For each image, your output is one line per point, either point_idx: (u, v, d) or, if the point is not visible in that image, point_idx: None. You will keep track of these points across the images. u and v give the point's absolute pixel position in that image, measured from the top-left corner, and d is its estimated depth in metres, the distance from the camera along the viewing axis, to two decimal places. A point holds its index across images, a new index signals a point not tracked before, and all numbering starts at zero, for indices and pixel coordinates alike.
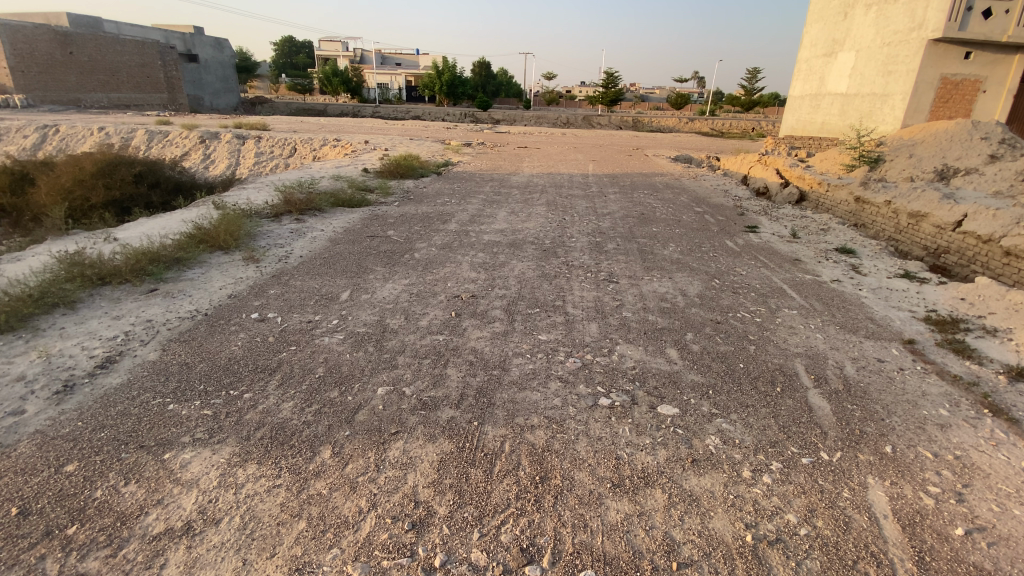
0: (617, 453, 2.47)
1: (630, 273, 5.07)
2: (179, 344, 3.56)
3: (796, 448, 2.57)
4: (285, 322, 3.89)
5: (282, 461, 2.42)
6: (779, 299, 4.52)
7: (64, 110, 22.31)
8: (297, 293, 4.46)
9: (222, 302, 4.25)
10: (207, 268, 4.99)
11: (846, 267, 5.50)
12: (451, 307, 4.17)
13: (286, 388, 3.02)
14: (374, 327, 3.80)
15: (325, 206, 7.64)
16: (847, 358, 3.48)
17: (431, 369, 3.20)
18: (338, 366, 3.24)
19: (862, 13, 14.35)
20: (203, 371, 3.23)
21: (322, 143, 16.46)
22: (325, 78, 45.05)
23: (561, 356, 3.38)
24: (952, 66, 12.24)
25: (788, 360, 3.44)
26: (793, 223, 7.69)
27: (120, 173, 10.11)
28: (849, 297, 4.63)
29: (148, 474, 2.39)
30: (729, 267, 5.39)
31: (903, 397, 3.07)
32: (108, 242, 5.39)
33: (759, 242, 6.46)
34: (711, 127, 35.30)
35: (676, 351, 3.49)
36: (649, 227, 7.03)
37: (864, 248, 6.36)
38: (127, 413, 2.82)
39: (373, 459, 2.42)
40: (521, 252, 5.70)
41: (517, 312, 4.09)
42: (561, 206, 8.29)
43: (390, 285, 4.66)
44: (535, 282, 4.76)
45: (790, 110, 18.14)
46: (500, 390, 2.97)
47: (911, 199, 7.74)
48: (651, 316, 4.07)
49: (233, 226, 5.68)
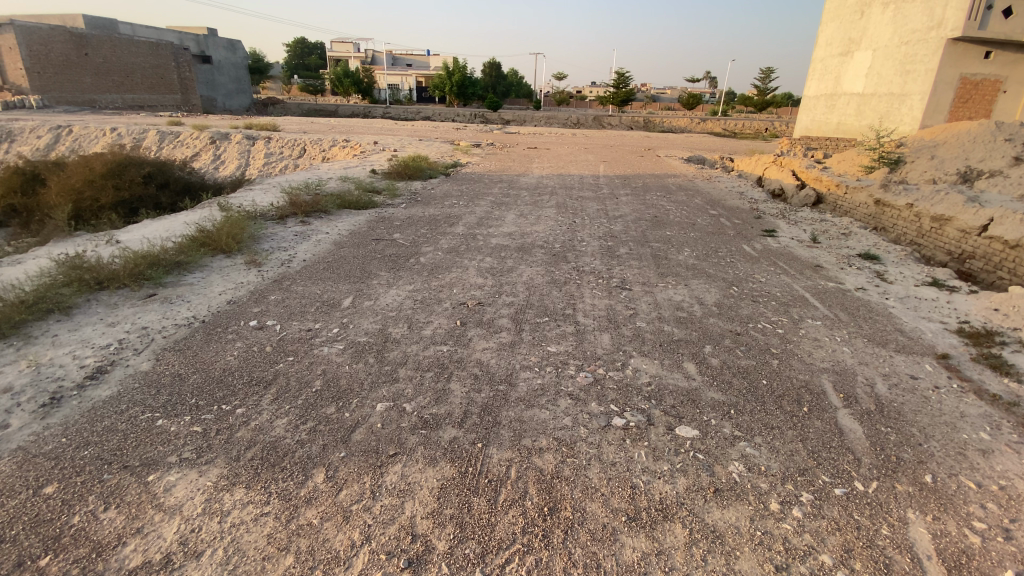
0: (633, 481, 2.28)
1: (644, 280, 4.87)
2: (174, 353, 3.43)
3: (828, 477, 2.36)
4: (284, 330, 3.75)
5: (273, 486, 2.26)
6: (801, 309, 4.30)
7: (78, 111, 22.50)
8: (298, 299, 4.31)
9: (221, 308, 4.11)
10: (208, 272, 4.86)
11: (870, 274, 5.26)
12: (457, 315, 4.00)
13: (280, 403, 2.86)
14: (376, 336, 3.64)
15: (331, 208, 7.50)
16: (878, 375, 3.26)
17: (433, 384, 3.02)
18: (336, 379, 3.08)
19: (879, 12, 13.97)
20: (196, 383, 3.08)
21: (332, 144, 16.39)
22: (336, 78, 45.35)
23: (571, 371, 3.18)
24: (972, 66, 11.90)
25: (814, 376, 3.22)
26: (812, 227, 7.44)
27: (129, 173, 10.08)
28: (875, 307, 4.40)
29: (129, 498, 2.25)
30: (748, 274, 5.17)
31: (940, 418, 2.84)
32: (109, 245, 5.29)
33: (777, 247, 6.23)
34: (724, 128, 34.85)
35: (694, 366, 3.29)
36: (662, 230, 6.81)
37: (888, 254, 6.09)
38: (114, 429, 2.68)
39: (368, 485, 2.25)
40: (530, 257, 5.52)
41: (525, 321, 3.91)
42: (571, 208, 8.09)
43: (393, 291, 4.51)
44: (544, 289, 4.58)
45: (805, 110, 17.78)
46: (507, 408, 2.79)
47: (935, 202, 7.46)
48: (666, 326, 3.87)
49: (235, 229, 5.56)
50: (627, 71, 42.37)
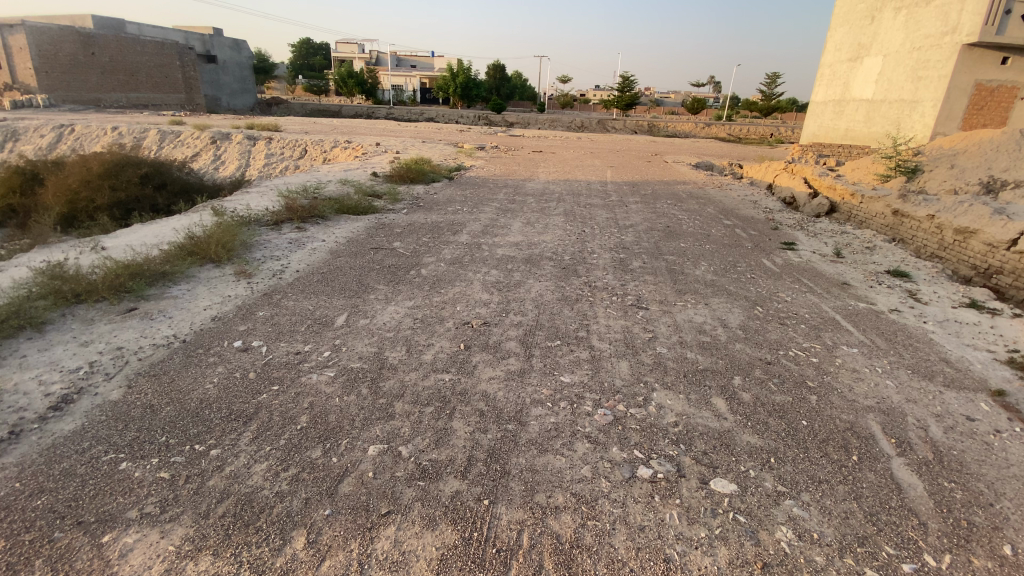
0: (667, 552, 1.96)
1: (661, 298, 4.53)
2: (148, 380, 3.09)
3: (893, 549, 2.04)
4: (270, 353, 3.42)
5: (245, 553, 1.94)
6: (834, 334, 3.96)
7: (82, 110, 22.24)
8: (288, 317, 3.98)
9: (204, 327, 3.78)
10: (194, 284, 4.53)
11: (902, 294, 4.94)
12: (460, 337, 3.67)
13: (260, 443, 2.53)
14: (371, 362, 3.30)
15: (329, 213, 7.19)
16: (929, 415, 2.97)
17: (433, 422, 2.68)
18: (324, 415, 2.74)
19: (890, 16, 13.63)
20: (168, 417, 2.74)
21: (334, 145, 16.07)
22: (340, 80, 45.19)
23: (587, 407, 2.84)
24: (989, 72, 11.56)
25: (860, 417, 2.91)
26: (833, 240, 7.11)
27: (126, 174, 9.77)
28: (914, 332, 4.08)
29: (79, 565, 1.91)
30: (772, 292, 4.84)
31: (1010, 471, 2.53)
32: (92, 252, 4.97)
33: (800, 261, 5.89)
34: (730, 133, 34.50)
35: (724, 402, 2.95)
36: (675, 242, 6.48)
37: (919, 271, 5.75)
38: (70, 474, 2.34)
39: (355, 555, 1.92)
40: (539, 270, 5.20)
41: (535, 345, 3.57)
42: (579, 216, 7.74)
43: (392, 308, 4.17)
44: (555, 307, 4.24)
45: (812, 115, 17.43)
46: (516, 453, 2.46)
47: (958, 213, 7.12)
48: (688, 353, 3.53)
49: (225, 237, 5.24)
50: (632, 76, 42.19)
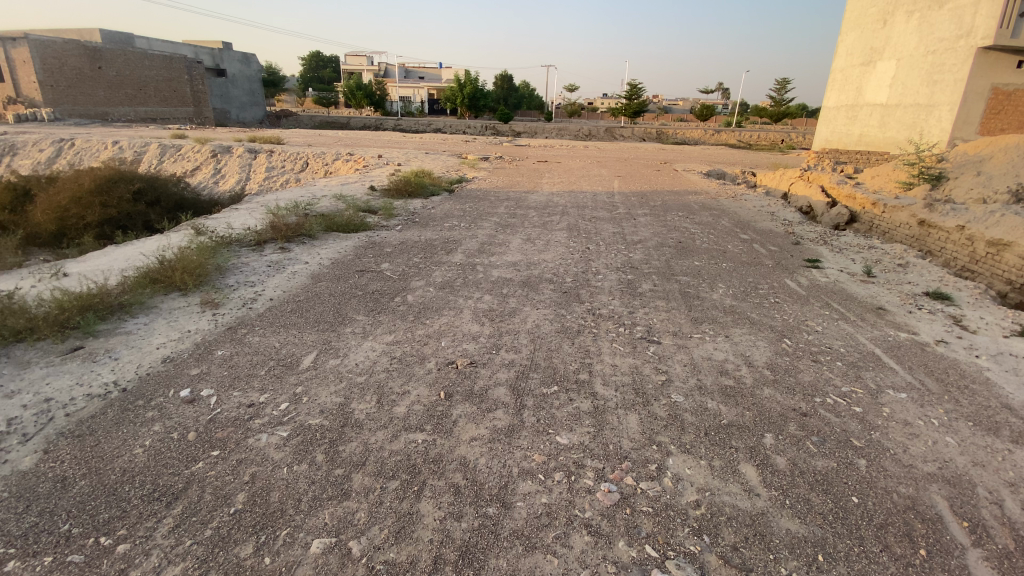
0: None
1: (674, 330, 4.00)
2: (70, 442, 2.62)
3: None
4: (219, 404, 2.94)
5: None
6: (876, 374, 3.41)
7: (88, 124, 22.15)
8: (249, 357, 3.50)
9: (151, 371, 3.31)
10: (152, 317, 4.09)
11: (946, 321, 4.38)
12: (442, 382, 3.17)
13: (180, 536, 2.05)
14: (334, 417, 2.80)
15: (317, 231, 6.76)
16: (1002, 485, 2.42)
17: (395, 504, 2.18)
18: (266, 492, 2.26)
19: (903, 20, 13.10)
20: (80, 495, 2.27)
21: (335, 157, 15.75)
22: (349, 91, 45.33)
23: (588, 481, 2.33)
24: (1005, 75, 10.89)
25: (921, 490, 2.37)
26: (861, 256, 6.54)
27: (118, 190, 9.34)
28: (966, 369, 3.52)
29: None
30: (800, 319, 4.31)
31: None
32: (49, 280, 4.55)
33: (826, 282, 5.35)
34: (741, 140, 33.85)
35: (754, 471, 2.43)
36: (688, 260, 5.97)
37: (960, 292, 5.18)
38: None
39: None
40: (537, 295, 4.72)
41: (528, 393, 3.06)
42: (584, 231, 7.28)
43: (367, 345, 3.68)
44: (553, 342, 3.73)
45: (823, 122, 16.81)
46: (496, 553, 1.95)
47: (991, 224, 6.51)
48: (709, 402, 2.99)
49: (193, 262, 4.80)
50: (640, 83, 41.73)
